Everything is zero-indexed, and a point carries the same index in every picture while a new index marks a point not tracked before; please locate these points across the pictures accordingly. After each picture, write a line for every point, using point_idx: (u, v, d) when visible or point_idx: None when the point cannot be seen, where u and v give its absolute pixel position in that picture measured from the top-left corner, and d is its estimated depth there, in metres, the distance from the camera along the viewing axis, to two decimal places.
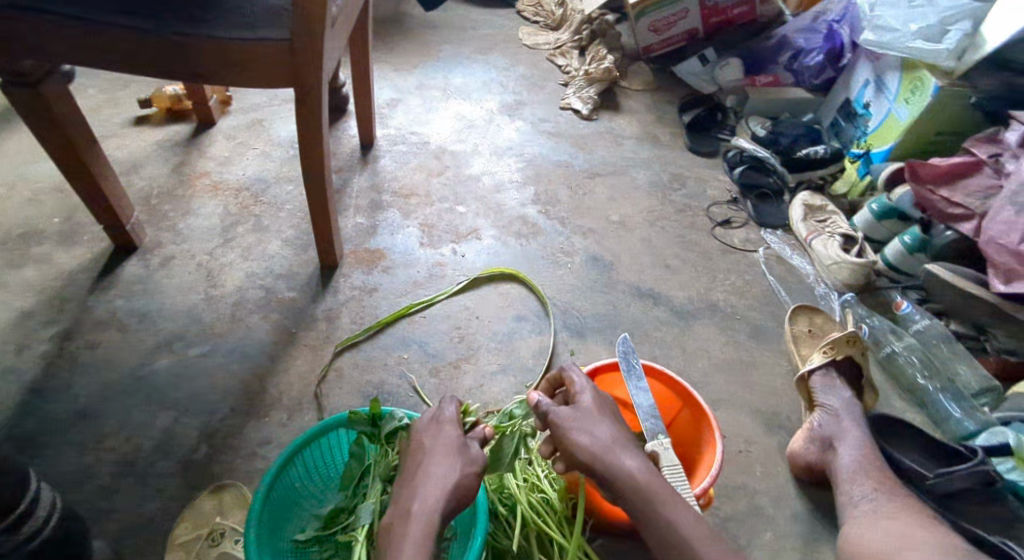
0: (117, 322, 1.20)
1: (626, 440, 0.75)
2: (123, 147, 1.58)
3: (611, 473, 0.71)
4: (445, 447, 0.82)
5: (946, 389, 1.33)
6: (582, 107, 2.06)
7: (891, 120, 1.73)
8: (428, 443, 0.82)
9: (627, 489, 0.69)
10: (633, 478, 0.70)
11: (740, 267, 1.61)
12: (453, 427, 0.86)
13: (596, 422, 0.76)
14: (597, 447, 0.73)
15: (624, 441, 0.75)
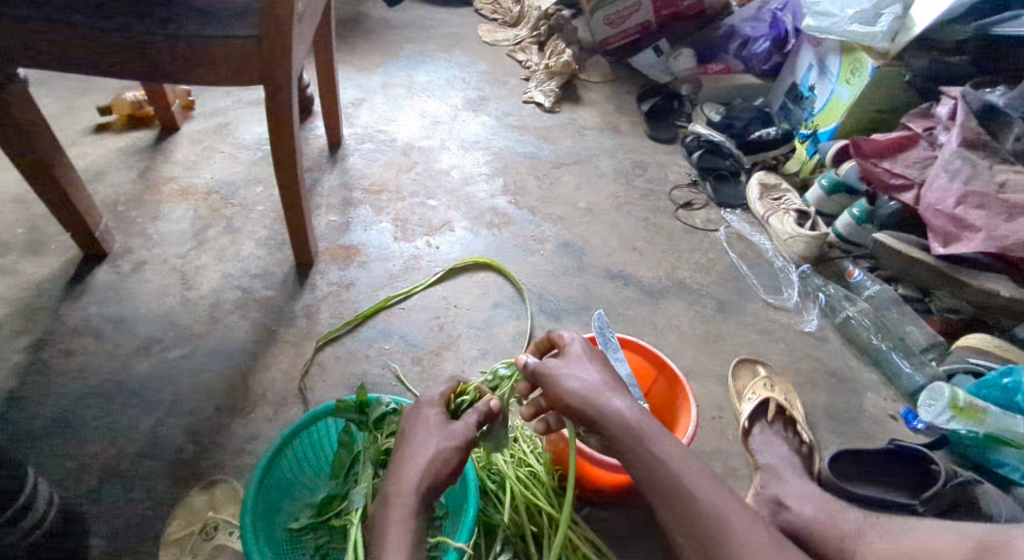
0: (91, 329, 1.19)
1: (618, 386, 0.75)
2: (84, 155, 1.56)
3: (605, 415, 0.71)
4: (426, 429, 0.79)
5: (897, 348, 1.43)
6: (545, 100, 2.11)
7: (835, 101, 1.84)
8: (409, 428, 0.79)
9: (621, 430, 0.70)
10: (628, 419, 0.70)
11: (704, 245, 1.69)
12: (434, 408, 0.82)
13: (588, 369, 0.76)
14: (590, 392, 0.73)
15: (616, 387, 0.75)
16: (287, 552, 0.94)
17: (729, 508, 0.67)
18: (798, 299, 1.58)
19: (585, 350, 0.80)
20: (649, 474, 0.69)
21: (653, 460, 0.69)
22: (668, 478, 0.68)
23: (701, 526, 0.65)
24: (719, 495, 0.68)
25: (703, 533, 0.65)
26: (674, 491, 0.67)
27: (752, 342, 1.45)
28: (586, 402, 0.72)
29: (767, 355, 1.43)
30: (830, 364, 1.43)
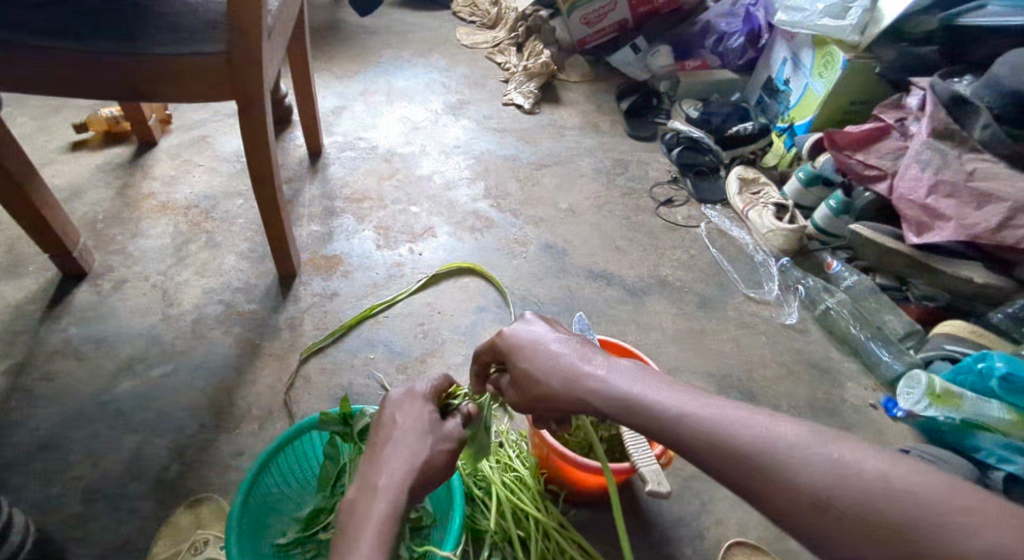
0: (73, 351, 1.19)
1: (583, 351, 0.71)
2: (60, 174, 1.55)
3: (583, 401, 0.66)
4: (416, 430, 0.77)
5: (876, 337, 1.46)
6: (524, 102, 2.12)
7: (810, 94, 1.85)
8: (401, 421, 0.77)
9: (607, 403, 0.64)
10: (607, 387, 0.65)
11: (685, 242, 1.70)
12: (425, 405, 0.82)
13: (544, 357, 0.72)
14: (557, 386, 0.69)
15: (585, 353, 0.70)
16: None
17: (742, 420, 0.54)
18: (779, 292, 1.60)
19: (535, 334, 0.76)
20: (651, 425, 0.60)
21: (647, 410, 0.60)
22: (669, 419, 0.58)
23: (718, 455, 0.53)
24: (731, 410, 0.56)
25: (724, 463, 0.53)
26: (679, 431, 0.57)
27: (734, 337, 1.47)
28: (560, 395, 0.68)
29: (749, 349, 1.45)
30: (812, 356, 1.46)
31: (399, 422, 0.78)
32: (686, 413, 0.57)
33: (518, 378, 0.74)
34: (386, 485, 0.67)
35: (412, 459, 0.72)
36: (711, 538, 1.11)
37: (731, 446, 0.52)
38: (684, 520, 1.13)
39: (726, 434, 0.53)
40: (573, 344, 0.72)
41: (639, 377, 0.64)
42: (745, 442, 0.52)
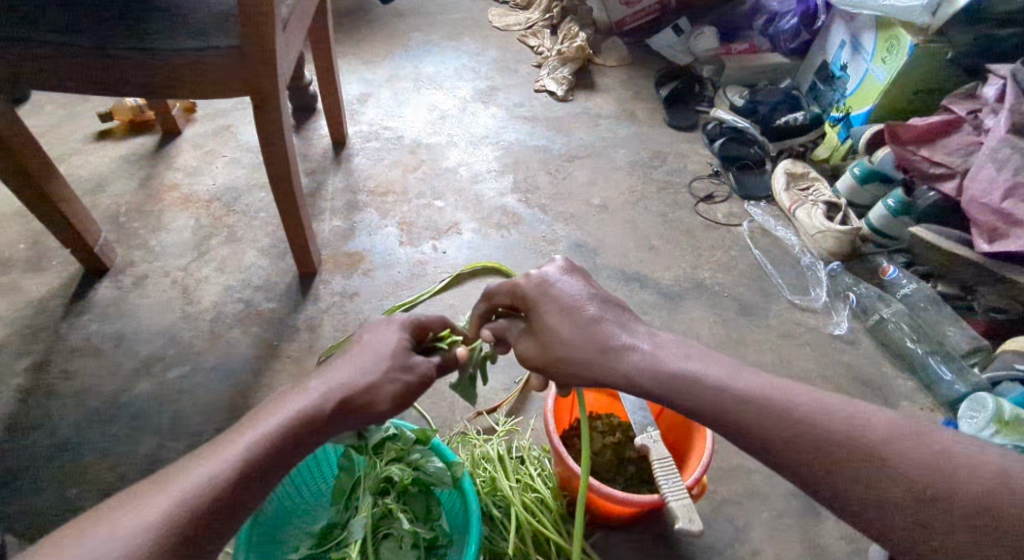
0: (93, 349, 1.18)
1: (617, 317, 0.67)
2: (86, 164, 1.54)
3: (622, 376, 0.63)
4: (376, 351, 0.69)
5: (936, 353, 1.33)
6: (557, 89, 2.02)
7: (870, 83, 1.69)
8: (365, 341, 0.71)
9: (659, 381, 0.61)
10: (655, 366, 0.62)
11: (725, 242, 1.60)
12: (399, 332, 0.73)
13: (573, 317, 0.67)
14: (588, 354, 0.65)
15: (618, 319, 0.67)
16: None
17: (824, 410, 0.54)
18: (828, 299, 1.48)
19: (565, 285, 0.70)
20: (721, 414, 0.57)
21: (722, 393, 0.58)
22: (746, 405, 0.56)
23: (805, 445, 0.52)
24: (805, 396, 0.56)
25: (813, 453, 0.52)
26: (761, 417, 0.55)
27: (777, 348, 1.36)
28: (589, 365, 0.65)
29: (792, 362, 1.34)
30: (862, 371, 1.34)
31: (371, 340, 0.72)
32: (762, 399, 0.56)
33: (539, 335, 0.70)
34: (319, 386, 0.64)
35: (359, 375, 0.66)
36: None
37: (823, 435, 0.52)
38: (716, 548, 1.05)
39: (812, 423, 0.53)
40: (604, 307, 0.68)
41: (693, 358, 0.62)
42: (835, 432, 0.52)
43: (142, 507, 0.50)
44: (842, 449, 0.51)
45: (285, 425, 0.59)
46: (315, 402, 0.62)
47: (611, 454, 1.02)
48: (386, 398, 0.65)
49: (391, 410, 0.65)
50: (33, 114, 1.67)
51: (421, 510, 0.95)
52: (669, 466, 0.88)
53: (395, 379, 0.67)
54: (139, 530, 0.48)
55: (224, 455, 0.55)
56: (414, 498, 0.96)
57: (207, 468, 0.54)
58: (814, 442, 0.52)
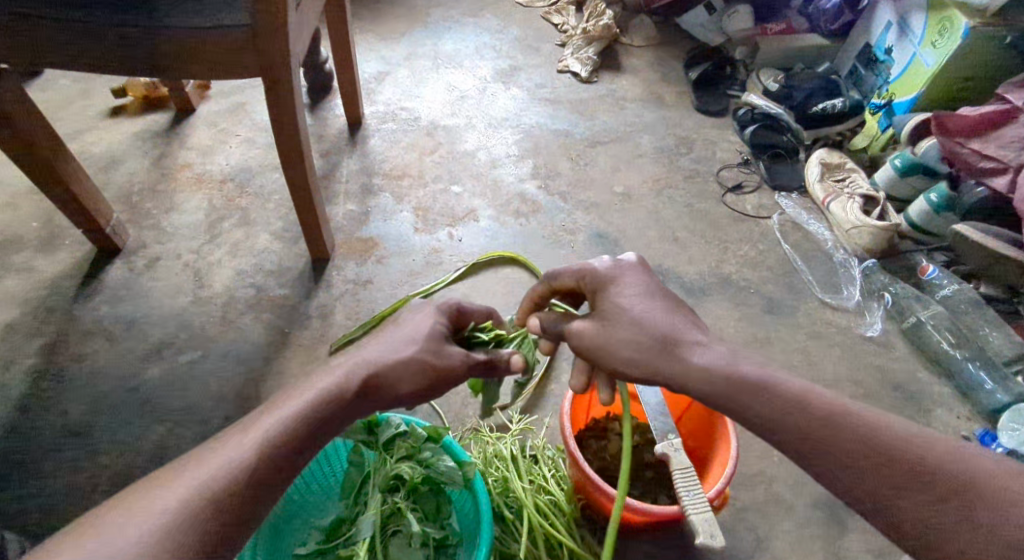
0: (104, 332, 1.17)
1: (684, 315, 0.65)
2: (99, 142, 1.52)
3: (688, 371, 0.60)
4: (417, 334, 0.68)
5: (976, 358, 1.26)
6: (581, 69, 1.93)
7: (917, 67, 1.59)
8: (407, 323, 0.70)
9: (731, 383, 0.58)
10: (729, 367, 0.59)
11: (754, 235, 1.53)
12: (438, 315, 0.72)
13: (640, 306, 0.64)
14: (653, 340, 0.62)
15: (686, 317, 0.65)
16: None
17: (911, 437, 0.52)
18: (861, 298, 1.41)
19: (633, 277, 0.68)
20: (790, 427, 0.54)
21: (794, 407, 0.55)
22: (820, 420, 0.54)
23: (884, 470, 0.50)
24: (887, 420, 0.53)
25: (892, 480, 0.50)
26: (835, 436, 0.53)
27: (805, 349, 1.30)
28: (650, 352, 0.61)
29: (821, 364, 1.28)
30: (895, 376, 1.27)
31: (414, 323, 0.70)
32: (839, 416, 0.54)
33: (601, 316, 0.66)
34: (343, 364, 0.63)
35: (384, 353, 0.64)
36: None
37: (908, 461, 0.50)
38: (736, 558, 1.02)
39: (894, 448, 0.51)
40: (671, 303, 0.65)
41: (766, 366, 0.59)
42: (921, 459, 0.50)
43: (165, 495, 0.46)
44: (927, 478, 0.49)
45: (306, 406, 0.57)
46: (336, 381, 0.60)
47: (629, 459, 0.98)
48: (410, 379, 0.64)
49: (412, 392, 0.64)
50: (47, 88, 1.65)
51: (431, 508, 0.92)
52: (690, 476, 0.83)
53: (421, 358, 0.65)
54: (166, 517, 0.45)
55: (246, 440, 0.53)
56: (425, 496, 0.92)
57: (228, 454, 0.51)
58: (894, 468, 0.50)
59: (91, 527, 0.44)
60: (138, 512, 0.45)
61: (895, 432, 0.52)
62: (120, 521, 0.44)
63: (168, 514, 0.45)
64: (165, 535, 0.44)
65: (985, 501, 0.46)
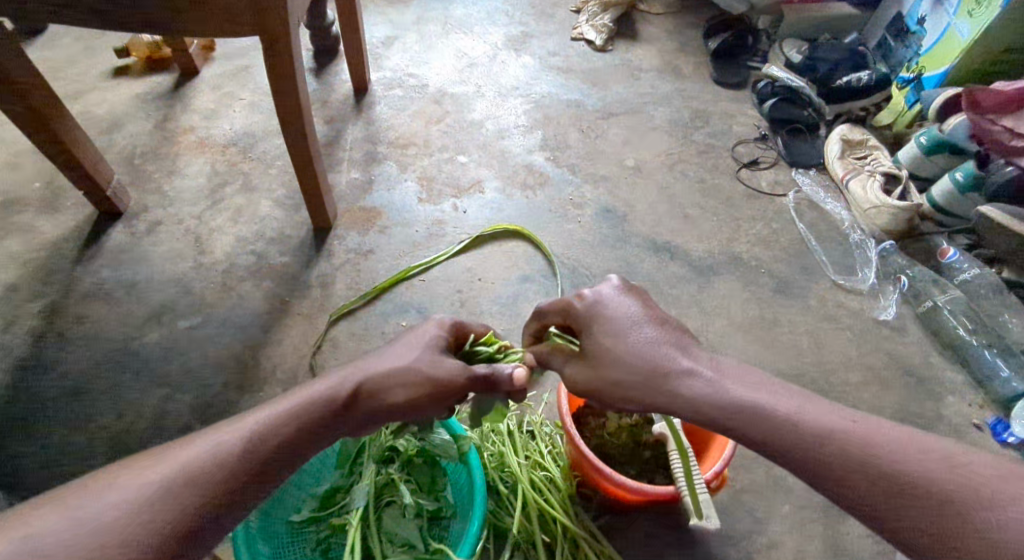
0: (105, 295, 1.17)
1: (675, 339, 0.61)
2: (102, 102, 1.50)
3: (681, 399, 0.57)
4: (413, 344, 0.67)
5: (993, 345, 1.22)
6: (596, 37, 1.87)
7: (951, 38, 1.51)
8: (405, 334, 0.69)
9: (727, 414, 0.55)
10: (725, 396, 0.55)
11: (768, 213, 1.48)
12: (433, 328, 0.71)
13: (629, 339, 0.61)
14: (647, 376, 0.58)
15: (677, 342, 0.61)
16: (286, 545, 0.88)
17: (916, 450, 0.48)
18: (876, 280, 1.36)
19: (619, 305, 0.64)
20: (786, 450, 0.52)
21: (786, 429, 0.52)
22: (815, 441, 0.51)
23: (883, 489, 0.47)
24: (891, 434, 0.50)
25: (892, 499, 0.46)
26: (828, 456, 0.50)
27: (815, 331, 1.26)
28: (645, 392, 0.58)
29: (831, 347, 1.24)
30: (906, 361, 1.23)
31: (412, 334, 0.69)
32: (836, 436, 0.51)
33: (593, 359, 0.63)
34: (339, 372, 0.62)
35: (385, 362, 0.63)
36: None
37: (907, 478, 0.46)
38: (733, 539, 1.00)
39: (893, 462, 0.47)
40: (663, 329, 0.61)
41: (765, 389, 0.56)
42: (920, 475, 0.46)
43: (154, 469, 0.47)
44: (930, 494, 0.45)
45: (298, 404, 0.57)
46: (330, 385, 0.59)
47: (627, 436, 0.96)
48: (407, 387, 0.62)
49: (410, 401, 0.62)
50: (51, 47, 1.63)
51: (426, 480, 0.90)
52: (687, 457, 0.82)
53: (419, 369, 0.63)
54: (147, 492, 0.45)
55: (235, 428, 0.53)
56: (419, 469, 0.91)
57: (218, 440, 0.51)
58: (894, 486, 0.47)
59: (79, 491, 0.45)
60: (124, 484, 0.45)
61: (889, 448, 0.48)
62: (108, 488, 0.45)
63: (154, 489, 0.45)
64: (151, 510, 0.44)
65: (978, 516, 0.42)
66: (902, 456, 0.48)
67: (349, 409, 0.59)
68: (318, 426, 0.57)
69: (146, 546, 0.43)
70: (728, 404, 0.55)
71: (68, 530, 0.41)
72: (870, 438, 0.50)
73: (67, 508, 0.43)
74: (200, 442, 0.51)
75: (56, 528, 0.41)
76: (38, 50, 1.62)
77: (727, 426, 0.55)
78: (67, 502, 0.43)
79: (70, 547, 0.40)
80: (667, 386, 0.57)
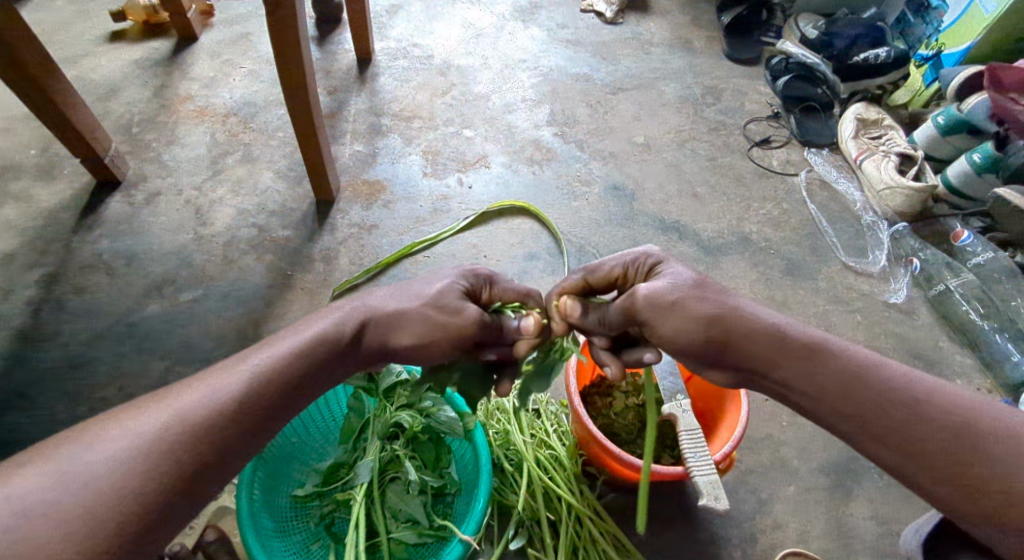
0: (104, 265, 1.15)
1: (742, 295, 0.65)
2: (98, 68, 1.47)
3: (758, 323, 0.59)
4: (419, 284, 0.66)
5: (1005, 330, 1.20)
6: (606, 9, 1.81)
7: (973, 15, 1.48)
8: (420, 275, 0.69)
9: (803, 343, 0.57)
10: (802, 330, 0.58)
11: (778, 193, 1.45)
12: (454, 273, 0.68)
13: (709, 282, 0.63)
14: (724, 302, 0.60)
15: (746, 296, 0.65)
16: (288, 519, 0.87)
17: (991, 406, 0.51)
18: (887, 262, 1.34)
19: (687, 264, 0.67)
20: (863, 385, 0.54)
21: (859, 372, 0.54)
22: (894, 382, 0.53)
23: (956, 432, 0.50)
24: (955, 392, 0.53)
25: (959, 448, 0.49)
26: (900, 400, 0.52)
27: (824, 313, 1.25)
28: (714, 322, 0.59)
29: (839, 329, 1.23)
30: (915, 345, 1.22)
31: (423, 276, 0.68)
32: (914, 380, 0.53)
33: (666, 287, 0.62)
34: (345, 307, 0.62)
35: (387, 302, 0.63)
36: (764, 543, 0.98)
37: (981, 426, 0.49)
38: (736, 520, 1.00)
39: (974, 413, 0.50)
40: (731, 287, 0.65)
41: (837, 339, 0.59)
42: (993, 421, 0.49)
43: (149, 418, 0.46)
44: (1004, 446, 0.48)
45: (300, 348, 0.56)
46: (335, 322, 0.60)
47: (634, 416, 0.95)
48: (408, 333, 0.62)
49: (408, 346, 0.62)
50: (44, 9, 1.58)
51: (430, 456, 0.88)
52: (697, 437, 0.81)
53: (421, 315, 0.62)
54: (146, 444, 0.44)
55: (237, 378, 0.51)
56: (425, 445, 0.89)
57: (224, 387, 0.50)
58: (973, 429, 0.49)
59: (62, 445, 0.43)
60: (116, 438, 0.44)
61: (962, 397, 0.52)
62: (103, 438, 0.43)
63: (153, 438, 0.44)
64: (143, 464, 0.43)
65: None
66: (975, 404, 0.51)
67: (349, 349, 0.60)
68: (320, 374, 0.57)
69: (132, 505, 0.41)
70: (795, 336, 0.58)
71: (49, 490, 0.39)
72: (940, 385, 0.53)
73: (69, 457, 0.42)
74: (202, 388, 0.49)
75: (41, 485, 0.39)
76: (30, 12, 1.57)
77: (797, 352, 0.57)
78: (44, 460, 0.41)
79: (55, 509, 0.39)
80: (743, 313, 0.59)
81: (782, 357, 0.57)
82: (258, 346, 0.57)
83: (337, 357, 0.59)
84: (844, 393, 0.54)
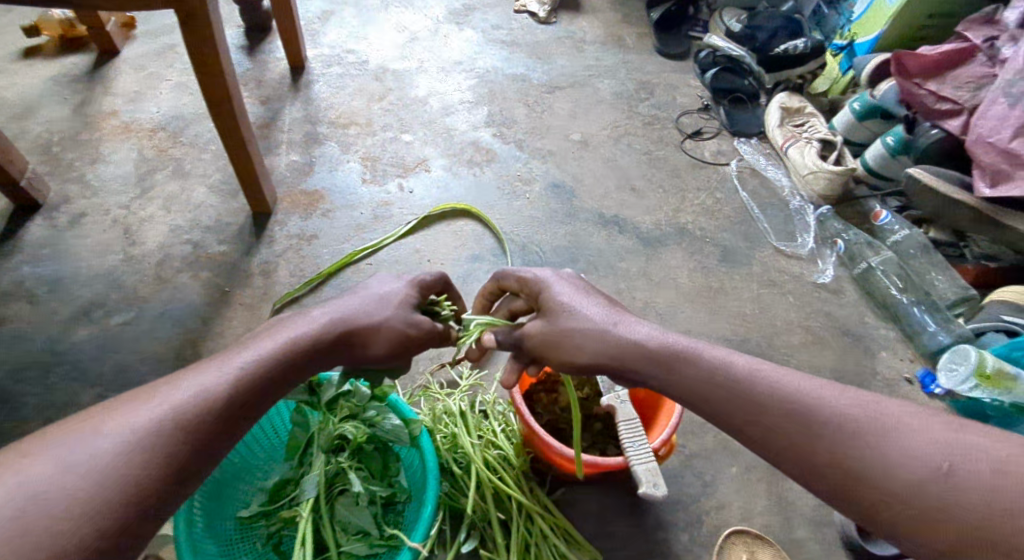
0: (26, 293, 1.10)
1: (619, 311, 0.67)
2: (11, 86, 1.40)
3: (625, 344, 0.62)
4: (378, 298, 0.68)
5: (921, 303, 1.28)
6: (539, 9, 1.84)
7: (880, 6, 1.55)
8: (371, 285, 0.70)
9: (666, 359, 0.61)
10: (668, 343, 0.62)
11: (712, 183, 1.50)
12: (402, 284, 0.71)
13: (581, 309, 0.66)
14: (593, 327, 0.63)
15: (625, 314, 0.67)
16: (234, 542, 0.85)
17: (831, 389, 0.54)
18: (814, 245, 1.41)
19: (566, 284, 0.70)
20: (720, 390, 0.58)
21: (718, 379, 0.58)
22: (743, 383, 0.57)
23: (796, 425, 0.53)
24: (806, 381, 0.56)
25: (806, 441, 0.52)
26: (754, 403, 0.55)
27: (757, 296, 1.30)
28: (591, 350, 0.63)
29: (773, 310, 1.29)
30: (843, 321, 1.29)
31: (377, 286, 0.70)
32: (762, 375, 0.57)
33: (551, 314, 0.67)
34: (319, 315, 0.63)
35: (361, 312, 0.65)
36: (709, 523, 1.02)
37: (816, 416, 0.52)
38: (682, 504, 1.04)
39: (813, 402, 0.53)
40: (608, 305, 0.67)
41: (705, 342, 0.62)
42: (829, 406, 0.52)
43: (130, 417, 0.46)
44: (839, 438, 0.50)
45: (279, 350, 0.58)
46: (314, 335, 0.60)
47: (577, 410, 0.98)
48: (384, 343, 0.65)
49: (383, 354, 0.66)
50: None
51: (378, 466, 0.88)
52: (635, 427, 0.84)
53: (395, 325, 0.66)
54: (139, 434, 0.46)
55: (222, 370, 0.54)
56: (371, 455, 0.89)
57: (205, 384, 0.52)
58: (811, 420, 0.52)
59: (54, 435, 0.44)
60: (79, 448, 0.43)
61: (808, 385, 0.55)
62: (98, 429, 0.45)
63: (144, 431, 0.46)
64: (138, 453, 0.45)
65: (876, 443, 0.49)
66: (816, 392, 0.54)
67: (328, 354, 0.62)
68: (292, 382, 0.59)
69: (134, 491, 0.44)
70: (658, 349, 0.61)
71: (48, 478, 0.40)
72: (788, 377, 0.56)
73: (65, 449, 0.43)
74: (184, 386, 0.51)
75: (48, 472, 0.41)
76: None
77: (663, 367, 0.60)
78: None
79: (63, 494, 0.40)
80: (612, 335, 0.63)
81: (653, 370, 0.61)
82: (229, 353, 0.57)
83: (313, 361, 0.61)
84: (708, 400, 0.58)
